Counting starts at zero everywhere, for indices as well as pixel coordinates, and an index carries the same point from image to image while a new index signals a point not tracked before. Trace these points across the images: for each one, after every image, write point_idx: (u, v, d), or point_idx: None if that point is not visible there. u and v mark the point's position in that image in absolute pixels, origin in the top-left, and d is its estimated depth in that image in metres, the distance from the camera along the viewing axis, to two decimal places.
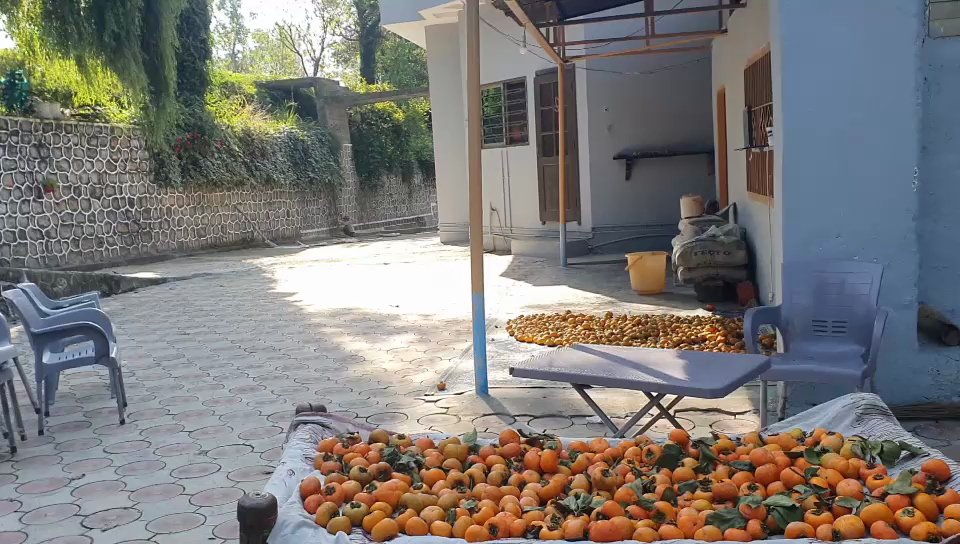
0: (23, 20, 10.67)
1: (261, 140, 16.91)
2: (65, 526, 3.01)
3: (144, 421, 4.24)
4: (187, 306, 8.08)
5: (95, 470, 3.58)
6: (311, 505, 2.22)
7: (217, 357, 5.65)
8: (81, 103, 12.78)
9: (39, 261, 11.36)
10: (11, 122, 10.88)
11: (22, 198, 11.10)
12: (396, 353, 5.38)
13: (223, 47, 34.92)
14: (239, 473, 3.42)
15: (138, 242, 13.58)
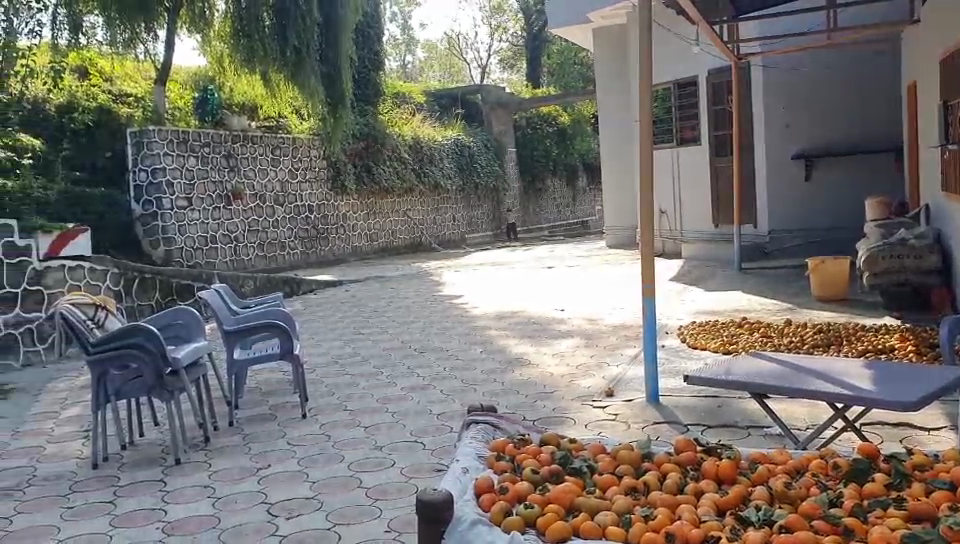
0: (214, 38, 11.96)
1: (431, 147, 17.35)
2: (253, 513, 3.19)
3: (323, 415, 4.45)
4: (360, 307, 8.39)
5: (279, 460, 3.79)
6: (485, 503, 2.26)
7: (389, 356, 5.85)
8: (266, 116, 13.65)
9: (227, 263, 12.14)
10: (205, 135, 11.70)
11: (213, 205, 11.92)
12: (562, 358, 5.38)
13: (393, 57, 36.14)
14: (412, 469, 3.52)
15: (317, 246, 14.26)
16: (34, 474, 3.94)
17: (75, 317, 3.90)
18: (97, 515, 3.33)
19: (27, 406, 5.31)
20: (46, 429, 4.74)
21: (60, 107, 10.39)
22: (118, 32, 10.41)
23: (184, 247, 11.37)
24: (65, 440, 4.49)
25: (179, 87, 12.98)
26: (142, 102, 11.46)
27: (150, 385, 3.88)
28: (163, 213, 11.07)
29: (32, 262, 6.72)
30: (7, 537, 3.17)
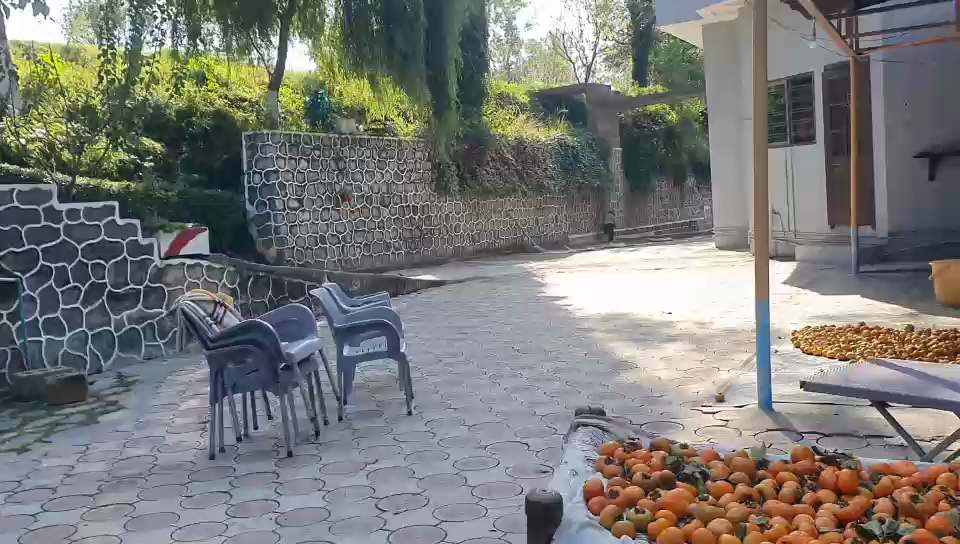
0: (325, 44, 12.35)
1: (534, 147, 17.35)
2: (362, 507, 3.26)
3: (429, 413, 4.51)
4: (464, 307, 8.47)
5: (387, 456, 3.86)
6: (596, 506, 2.25)
7: (493, 356, 5.88)
8: (373, 118, 13.92)
9: (335, 263, 12.43)
10: (316, 138, 12.01)
11: (323, 206, 12.22)
12: (669, 361, 5.30)
13: (498, 57, 36.40)
14: (517, 470, 3.53)
15: (421, 247, 14.44)
16: (157, 462, 4.13)
17: (195, 313, 4.07)
18: (213, 503, 3.47)
19: (149, 397, 5.57)
20: (167, 420, 4.96)
21: (179, 111, 11.01)
22: (233, 38, 11.07)
23: (295, 247, 11.68)
24: (185, 431, 4.69)
25: (291, 92, 13.39)
26: (255, 106, 12.00)
27: (266, 379, 4.02)
28: (276, 213, 11.36)
29: (153, 261, 7.01)
30: (132, 522, 3.34)
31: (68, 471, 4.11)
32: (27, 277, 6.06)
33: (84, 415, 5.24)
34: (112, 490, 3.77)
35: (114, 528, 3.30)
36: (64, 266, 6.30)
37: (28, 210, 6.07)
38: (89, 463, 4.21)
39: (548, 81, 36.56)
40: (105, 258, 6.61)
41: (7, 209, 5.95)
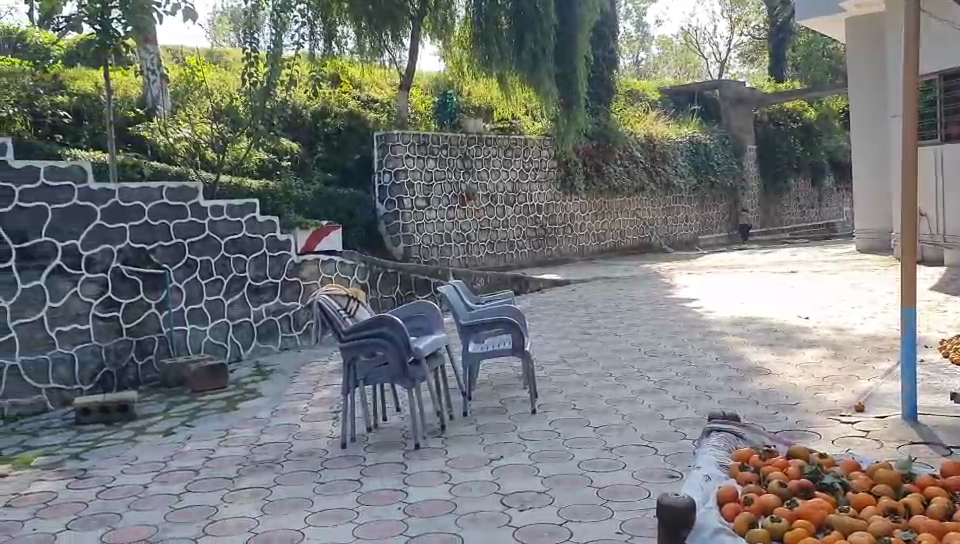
0: (455, 45, 12.62)
1: (662, 145, 17.05)
2: (488, 502, 3.29)
3: (553, 413, 4.50)
4: (590, 307, 8.41)
5: (511, 453, 3.88)
6: (729, 513, 2.23)
7: (619, 358, 5.82)
8: (501, 118, 14.03)
9: (459, 262, 12.54)
10: (444, 138, 12.15)
11: (448, 205, 12.33)
12: (805, 369, 5.10)
13: (627, 55, 36.06)
14: (644, 473, 3.49)
15: (545, 246, 14.34)
16: (291, 449, 4.30)
17: (331, 307, 4.22)
18: (344, 491, 3.58)
19: (283, 387, 5.80)
20: (301, 409, 5.16)
21: (315, 112, 11.57)
22: (366, 40, 11.46)
23: (421, 245, 11.83)
24: (316, 420, 4.85)
25: (420, 94, 13.69)
26: (387, 107, 12.32)
27: (395, 372, 4.12)
28: (403, 212, 11.52)
29: (290, 256, 7.31)
30: (268, 505, 3.49)
31: (209, 454, 4.33)
32: (174, 270, 6.38)
33: (224, 402, 5.51)
34: (250, 474, 3.94)
35: (251, 510, 3.45)
36: (207, 260, 6.63)
37: (176, 206, 6.40)
38: (228, 448, 4.41)
39: (679, 78, 35.91)
40: (245, 253, 6.93)
41: (157, 205, 6.27)
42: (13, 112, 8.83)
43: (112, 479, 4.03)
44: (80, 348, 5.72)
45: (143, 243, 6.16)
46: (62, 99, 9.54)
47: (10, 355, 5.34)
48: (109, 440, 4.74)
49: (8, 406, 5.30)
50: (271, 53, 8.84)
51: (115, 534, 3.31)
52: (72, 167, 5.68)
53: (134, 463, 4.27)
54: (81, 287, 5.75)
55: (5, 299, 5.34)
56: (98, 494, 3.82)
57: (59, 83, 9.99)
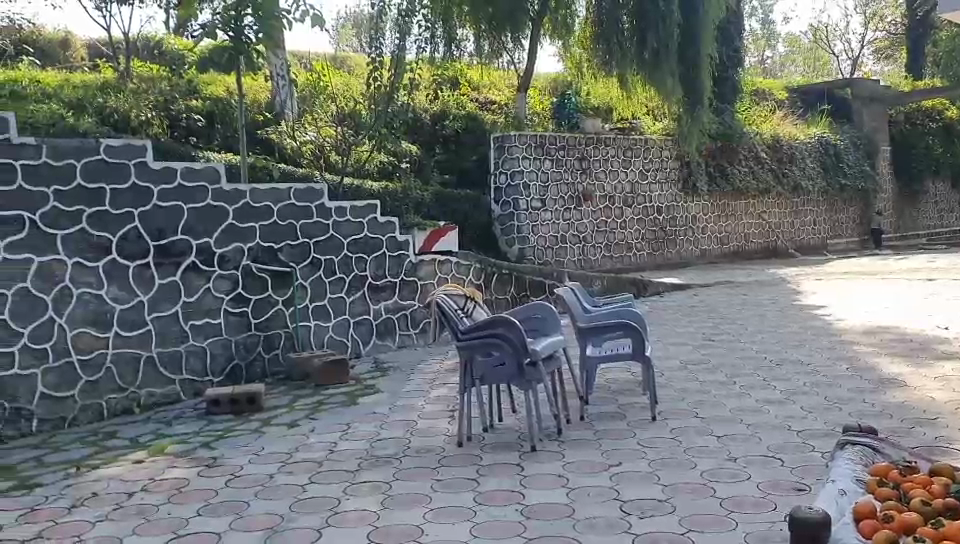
0: (575, 45, 12.64)
1: (790, 146, 16.47)
2: (608, 508, 3.26)
3: (674, 421, 4.40)
4: (713, 313, 8.22)
5: (630, 459, 3.83)
6: (867, 530, 2.16)
7: (744, 366, 5.65)
8: (621, 118, 13.93)
9: (575, 264, 12.28)
10: (562, 138, 11.94)
11: (565, 206, 12.09)
12: (944, 382, 4.83)
13: (753, 53, 35.16)
14: (769, 485, 3.38)
15: (664, 249, 13.95)
16: (409, 445, 4.37)
17: (448, 306, 4.31)
18: (462, 489, 3.62)
19: (402, 384, 5.90)
20: (420, 406, 5.24)
21: (435, 115, 11.77)
22: (485, 43, 11.69)
23: (536, 246, 11.67)
24: (434, 417, 4.92)
25: (540, 94, 13.85)
26: (505, 108, 12.55)
27: (511, 373, 4.13)
28: (519, 213, 11.42)
29: (409, 256, 7.42)
30: (388, 500, 3.55)
31: (332, 447, 4.45)
32: (300, 268, 6.59)
33: (344, 396, 5.65)
34: (370, 468, 4.03)
35: (372, 504, 3.52)
36: (331, 259, 6.81)
37: (302, 207, 6.60)
38: (349, 441, 4.53)
39: (807, 75, 34.68)
40: (367, 252, 7.07)
41: (285, 205, 6.48)
42: (152, 116, 9.31)
43: (240, 468, 4.19)
44: (211, 342, 5.99)
45: (271, 242, 6.39)
46: (197, 103, 9.98)
47: (147, 346, 5.63)
48: (238, 431, 4.94)
49: (144, 395, 5.60)
50: (395, 57, 9.03)
51: (244, 522, 3.43)
52: (206, 169, 5.95)
53: (261, 453, 4.44)
54: (214, 283, 6.02)
55: (143, 294, 5.62)
56: (228, 481, 3.98)
57: (194, 88, 10.45)
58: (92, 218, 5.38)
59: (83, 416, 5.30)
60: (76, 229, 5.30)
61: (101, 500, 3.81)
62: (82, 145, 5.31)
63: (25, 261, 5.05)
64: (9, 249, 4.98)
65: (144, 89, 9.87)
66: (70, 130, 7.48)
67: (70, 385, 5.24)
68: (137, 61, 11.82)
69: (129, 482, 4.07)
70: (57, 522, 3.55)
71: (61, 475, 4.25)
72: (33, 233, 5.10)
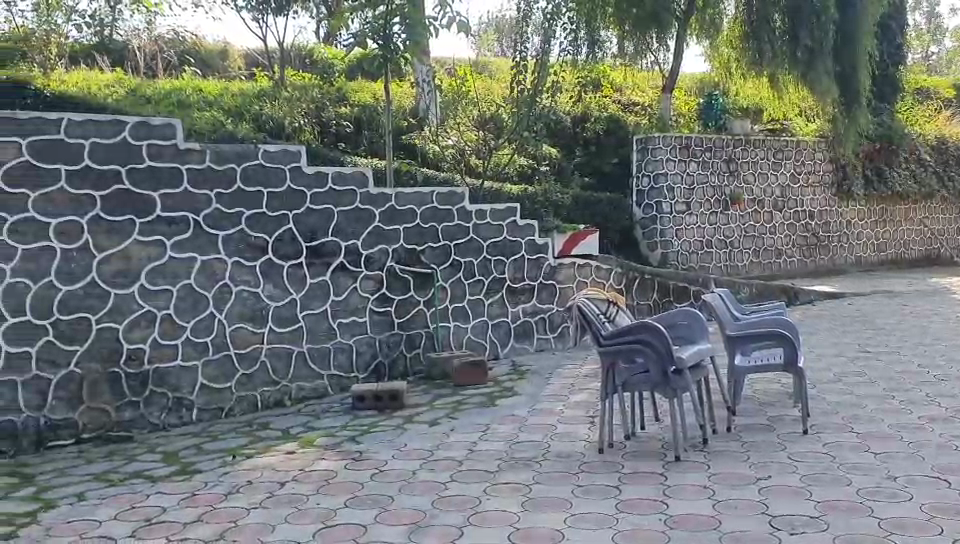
0: (722, 45, 12.35)
1: (957, 147, 15.43)
2: (755, 521, 3.16)
3: (828, 435, 4.21)
4: (870, 323, 7.81)
5: (780, 473, 3.68)
6: None
7: (905, 380, 5.34)
8: (771, 119, 13.48)
9: (722, 269, 11.85)
10: (708, 140, 11.59)
11: (712, 210, 11.71)
12: None
13: (917, 49, 33.14)
14: (934, 507, 3.18)
15: (817, 255, 13.33)
16: (549, 449, 4.35)
17: (590, 310, 4.25)
18: (603, 496, 3.58)
19: (541, 387, 5.90)
20: (559, 410, 5.23)
21: (575, 117, 11.93)
22: (630, 43, 11.61)
23: (681, 251, 11.30)
24: (575, 422, 4.90)
25: (685, 94, 13.84)
26: (648, 110, 12.59)
27: (655, 380, 4.07)
28: (663, 217, 11.11)
29: (548, 259, 7.39)
30: (528, 502, 3.56)
31: (472, 447, 4.50)
32: (441, 270, 6.69)
33: (484, 397, 5.70)
34: (510, 469, 4.06)
35: (513, 505, 3.54)
36: (471, 262, 6.89)
37: (444, 210, 6.71)
38: (489, 442, 4.57)
39: None
40: (506, 255, 7.10)
41: (428, 208, 6.61)
42: (304, 124, 9.71)
43: (384, 463, 4.30)
44: (357, 339, 6.18)
45: (414, 244, 6.53)
46: (345, 110, 10.33)
47: (298, 342, 5.86)
48: (382, 426, 5.07)
49: (294, 389, 5.83)
50: (539, 60, 9.04)
51: (388, 516, 3.51)
52: (355, 173, 6.15)
53: (404, 449, 4.54)
54: (360, 282, 6.21)
55: (296, 292, 5.86)
56: (373, 475, 4.10)
57: (343, 95, 10.82)
58: (251, 220, 5.66)
59: (239, 407, 5.58)
60: (236, 230, 5.59)
61: (255, 488, 4.00)
62: (242, 151, 5.60)
63: (190, 260, 5.38)
64: (175, 248, 5.32)
65: (298, 97, 10.33)
66: (230, 137, 7.89)
67: (228, 377, 5.54)
68: (291, 71, 12.35)
69: (281, 472, 4.25)
70: (215, 507, 3.75)
71: (219, 462, 4.48)
72: (198, 233, 5.42)
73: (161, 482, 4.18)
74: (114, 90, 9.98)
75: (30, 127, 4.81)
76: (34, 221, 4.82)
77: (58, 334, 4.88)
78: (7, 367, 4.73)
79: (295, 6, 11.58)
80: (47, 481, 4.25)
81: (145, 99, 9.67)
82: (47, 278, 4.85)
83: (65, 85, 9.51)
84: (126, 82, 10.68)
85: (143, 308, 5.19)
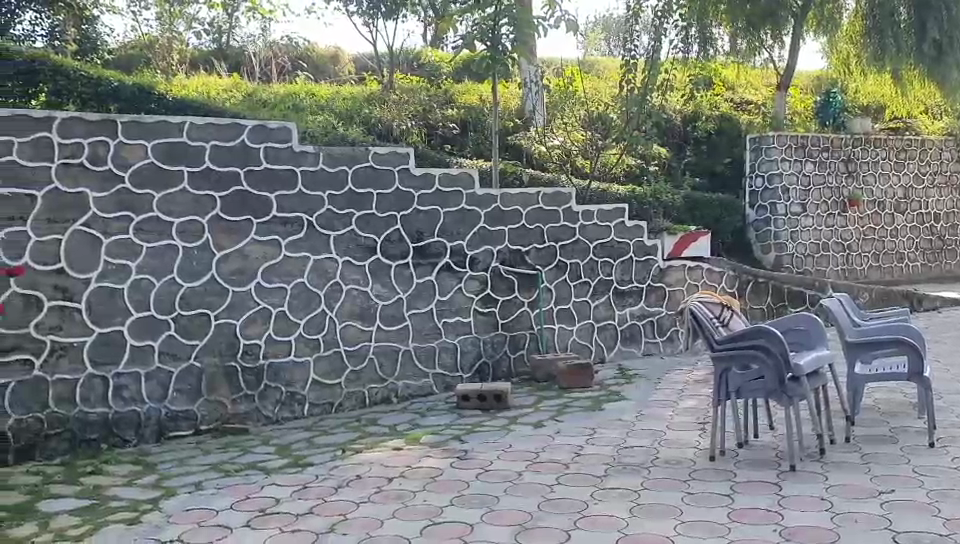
0: (843, 40, 11.88)
1: None
2: (878, 537, 3.02)
3: (956, 449, 3.99)
4: None
5: (904, 487, 3.51)
6: None
7: None
8: (893, 117, 12.93)
9: (839, 273, 11.34)
10: (825, 139, 11.16)
11: (829, 212, 11.23)
12: None
13: None
14: None
15: (942, 259, 12.68)
16: (658, 456, 4.28)
17: (703, 315, 4.16)
18: (715, 505, 3.49)
19: (649, 392, 5.80)
20: (667, 415, 5.14)
21: (687, 117, 11.73)
22: (742, 41, 11.33)
23: (796, 254, 10.84)
24: (684, 429, 4.80)
25: (800, 93, 13.42)
26: (763, 108, 12.23)
27: (771, 387, 3.94)
28: (777, 218, 10.73)
29: (656, 262, 7.27)
30: (637, 508, 3.50)
31: (578, 450, 4.47)
32: (546, 271, 6.67)
33: (590, 401, 5.65)
34: (618, 474, 4.00)
35: (621, 511, 3.49)
36: (577, 263, 6.84)
37: (550, 210, 6.68)
38: (595, 446, 4.52)
39: None
40: (613, 257, 7.02)
41: (534, 209, 6.60)
42: (411, 126, 9.84)
43: (490, 463, 4.31)
44: (462, 339, 6.23)
45: (520, 245, 6.53)
46: (452, 112, 10.43)
47: (405, 341, 5.95)
48: (487, 426, 5.09)
49: (401, 386, 5.92)
50: (648, 59, 8.93)
51: (494, 516, 3.52)
52: (461, 174, 6.20)
53: (510, 450, 4.54)
54: (466, 283, 6.25)
55: (403, 291, 5.95)
56: (479, 474, 4.12)
57: (450, 97, 10.93)
58: (361, 220, 5.79)
59: (348, 403, 5.70)
60: (346, 230, 5.73)
61: (364, 483, 4.08)
62: (354, 153, 5.72)
63: (303, 259, 5.54)
64: (289, 248, 5.48)
65: (406, 99, 10.49)
66: (340, 139, 8.07)
67: (338, 373, 5.66)
68: (399, 74, 12.55)
69: (389, 468, 4.32)
70: (326, 500, 3.83)
71: (330, 456, 4.59)
72: (310, 233, 5.57)
73: (274, 474, 4.31)
74: (231, 95, 10.35)
75: (155, 130, 5.02)
76: (159, 221, 5.03)
77: (179, 329, 5.08)
78: (132, 359, 4.92)
79: (404, 10, 11.76)
80: (168, 470, 4.43)
81: (262, 103, 10.00)
82: (170, 276, 5.05)
83: (186, 90, 9.93)
84: (242, 87, 11.05)
85: (259, 305, 5.36)
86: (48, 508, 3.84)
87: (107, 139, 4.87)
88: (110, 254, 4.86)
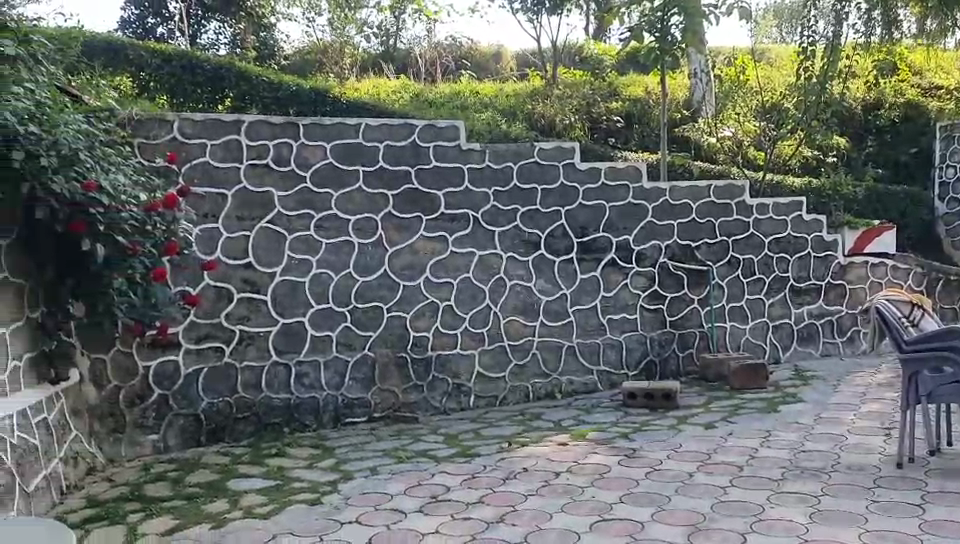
0: None
1: None
2: None
3: None
4: None
5: None
6: None
7: None
8: None
9: None
10: None
11: None
12: None
13: None
14: None
15: None
16: (838, 461, 4.08)
17: (890, 313, 3.96)
18: (904, 514, 3.30)
19: (827, 395, 5.54)
20: (847, 420, 4.89)
21: (867, 106, 11.21)
22: (932, 22, 10.64)
23: None
24: (868, 434, 4.55)
25: None
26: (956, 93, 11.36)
27: None
28: None
29: (836, 258, 6.92)
30: (817, 514, 3.37)
31: (751, 453, 4.33)
32: (717, 267, 6.49)
33: (764, 402, 5.45)
34: (795, 479, 3.85)
35: (799, 516, 3.37)
36: (750, 259, 6.61)
37: (722, 204, 6.51)
38: (771, 449, 4.36)
39: None
40: (789, 252, 6.75)
41: (704, 203, 6.45)
42: (574, 120, 9.80)
43: (659, 462, 4.25)
44: (627, 337, 6.16)
45: (689, 240, 6.40)
46: (616, 105, 10.34)
47: (569, 337, 5.96)
48: (655, 425, 5.02)
49: (565, 382, 5.93)
50: (826, 45, 8.51)
51: (664, 515, 3.48)
52: (628, 168, 6.15)
53: (680, 450, 4.46)
54: (632, 279, 6.19)
55: (567, 287, 5.97)
56: (647, 473, 4.07)
57: (614, 91, 10.85)
58: (526, 216, 5.85)
59: (513, 397, 5.77)
60: (512, 226, 5.81)
61: (531, 476, 4.12)
62: (519, 150, 5.81)
63: (469, 255, 5.67)
64: (456, 243, 5.63)
65: (570, 94, 10.45)
66: (504, 136, 8.18)
67: (502, 368, 5.74)
68: (562, 69, 12.54)
69: (556, 462, 4.34)
70: (494, 491, 3.91)
71: (497, 447, 4.67)
72: (476, 229, 5.70)
73: (444, 463, 4.42)
74: (399, 96, 10.69)
75: (334, 131, 5.26)
76: (336, 218, 5.28)
77: (354, 321, 5.31)
78: (312, 349, 5.19)
79: (568, 5, 11.71)
80: (345, 455, 4.64)
81: (428, 103, 10.28)
82: (346, 269, 5.29)
83: (357, 92, 10.37)
84: (409, 87, 11.38)
85: (427, 300, 5.52)
86: (237, 486, 4.11)
87: (289, 140, 5.15)
88: (293, 249, 5.15)
